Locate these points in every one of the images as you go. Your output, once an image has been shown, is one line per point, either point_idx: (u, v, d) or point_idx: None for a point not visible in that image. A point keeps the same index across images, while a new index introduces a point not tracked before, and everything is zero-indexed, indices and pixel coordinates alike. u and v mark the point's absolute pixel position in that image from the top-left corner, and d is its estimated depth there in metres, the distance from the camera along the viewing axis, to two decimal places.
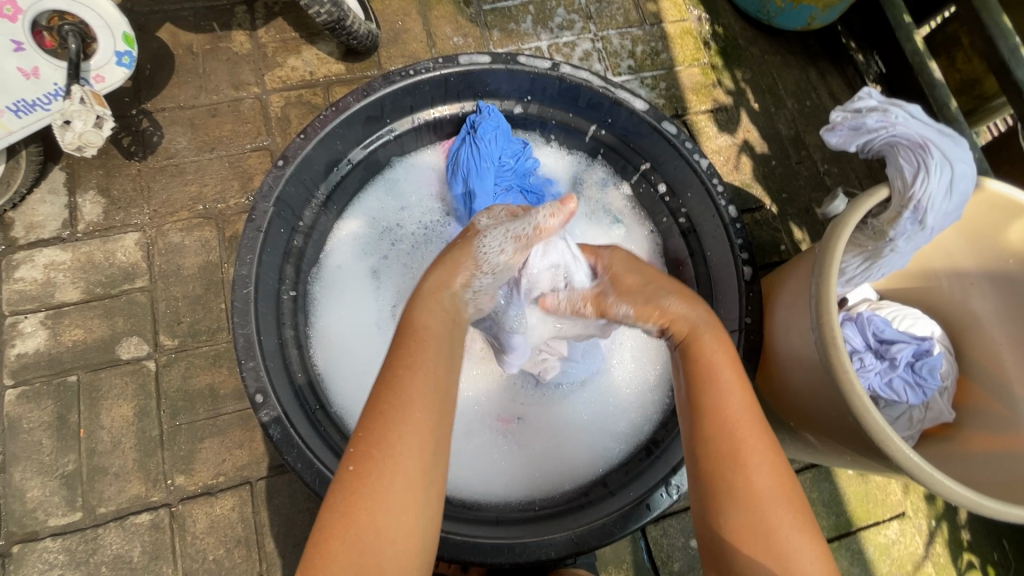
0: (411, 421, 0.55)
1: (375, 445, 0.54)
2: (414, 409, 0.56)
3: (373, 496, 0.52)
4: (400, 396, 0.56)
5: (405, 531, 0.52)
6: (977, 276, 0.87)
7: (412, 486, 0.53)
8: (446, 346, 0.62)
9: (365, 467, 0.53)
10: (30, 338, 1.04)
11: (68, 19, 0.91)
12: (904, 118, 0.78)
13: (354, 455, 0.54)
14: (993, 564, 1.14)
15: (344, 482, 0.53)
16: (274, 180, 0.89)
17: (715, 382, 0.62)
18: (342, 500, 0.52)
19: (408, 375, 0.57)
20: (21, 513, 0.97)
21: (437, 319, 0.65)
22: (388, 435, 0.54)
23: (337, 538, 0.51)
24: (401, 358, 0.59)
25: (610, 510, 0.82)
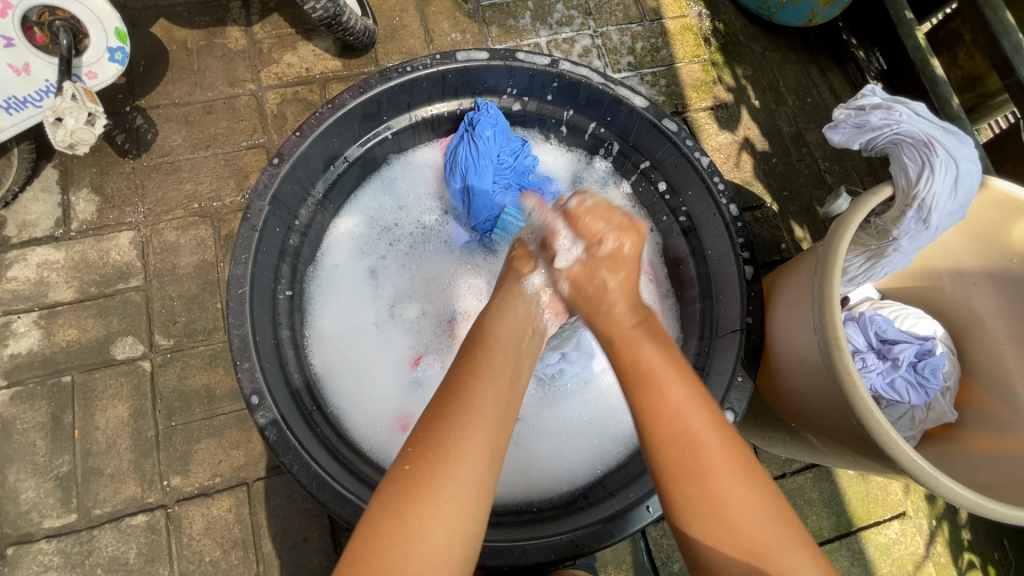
0: (471, 427, 0.56)
1: (432, 448, 0.55)
2: (473, 416, 0.57)
3: (422, 499, 0.52)
4: (465, 402, 0.58)
5: (450, 538, 0.52)
6: (980, 276, 0.87)
7: (464, 491, 0.54)
8: (509, 361, 0.65)
9: (420, 468, 0.54)
10: (23, 338, 1.03)
11: (59, 15, 0.89)
12: (908, 115, 0.77)
13: (411, 455, 0.55)
14: (994, 563, 1.13)
15: (397, 480, 0.54)
16: (269, 178, 0.88)
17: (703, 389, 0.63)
18: (394, 498, 0.53)
19: (475, 382, 0.60)
20: (16, 515, 0.96)
21: (508, 329, 0.69)
22: (448, 439, 0.55)
23: (388, 535, 0.51)
24: (469, 366, 0.62)
25: (611, 512, 0.81)
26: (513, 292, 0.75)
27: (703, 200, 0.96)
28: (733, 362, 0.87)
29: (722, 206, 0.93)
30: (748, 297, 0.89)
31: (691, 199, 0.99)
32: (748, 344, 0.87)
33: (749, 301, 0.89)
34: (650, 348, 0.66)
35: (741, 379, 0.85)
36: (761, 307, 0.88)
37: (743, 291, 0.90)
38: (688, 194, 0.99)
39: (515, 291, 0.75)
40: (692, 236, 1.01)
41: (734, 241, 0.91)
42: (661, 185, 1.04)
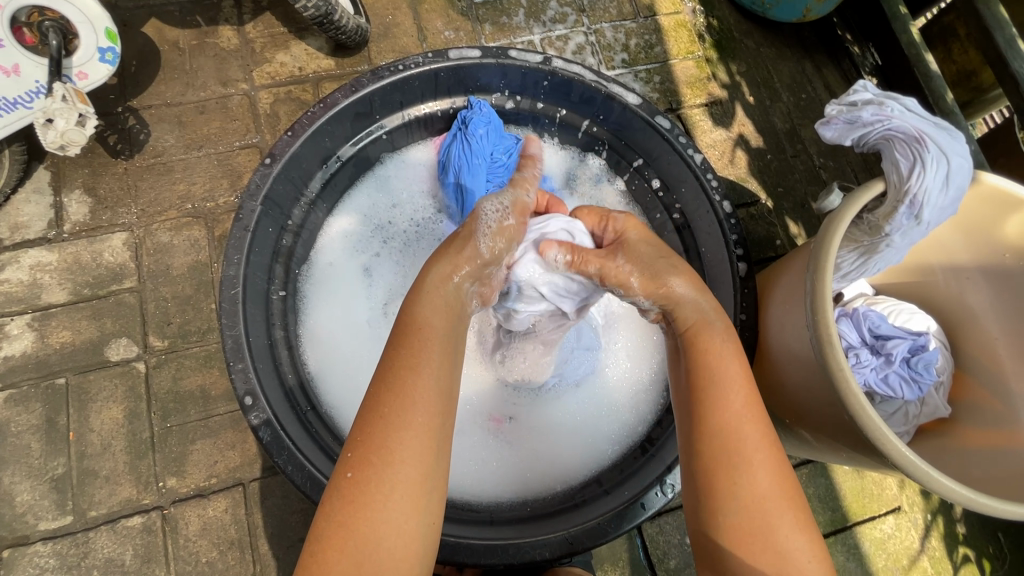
0: (411, 426, 0.55)
1: (371, 451, 0.54)
2: (413, 414, 0.56)
3: (368, 505, 0.52)
4: (402, 400, 0.56)
5: (402, 541, 0.52)
6: (972, 271, 0.87)
7: (412, 490, 0.54)
8: (446, 348, 0.61)
9: (363, 474, 0.53)
10: (17, 340, 1.03)
11: (49, 15, 0.89)
12: (899, 111, 0.77)
13: (351, 461, 0.54)
14: (989, 557, 1.14)
15: (341, 488, 0.53)
16: (261, 178, 0.87)
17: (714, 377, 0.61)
18: (339, 507, 0.52)
19: (410, 376, 0.57)
20: (11, 518, 0.96)
21: (440, 315, 0.64)
22: (390, 440, 0.54)
23: (335, 547, 0.51)
24: (402, 357, 0.59)
25: (606, 509, 0.81)
26: (446, 274, 0.67)
27: (697, 197, 0.96)
28: None
29: (716, 202, 0.93)
30: (742, 293, 0.89)
31: (685, 197, 0.99)
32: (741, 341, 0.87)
33: (743, 297, 0.89)
34: (719, 325, 0.65)
35: None
36: (754, 303, 0.88)
37: (736, 288, 0.90)
38: (681, 191, 0.99)
39: (445, 274, 0.67)
40: (686, 233, 1.00)
41: (728, 238, 0.92)
42: (654, 182, 1.04)
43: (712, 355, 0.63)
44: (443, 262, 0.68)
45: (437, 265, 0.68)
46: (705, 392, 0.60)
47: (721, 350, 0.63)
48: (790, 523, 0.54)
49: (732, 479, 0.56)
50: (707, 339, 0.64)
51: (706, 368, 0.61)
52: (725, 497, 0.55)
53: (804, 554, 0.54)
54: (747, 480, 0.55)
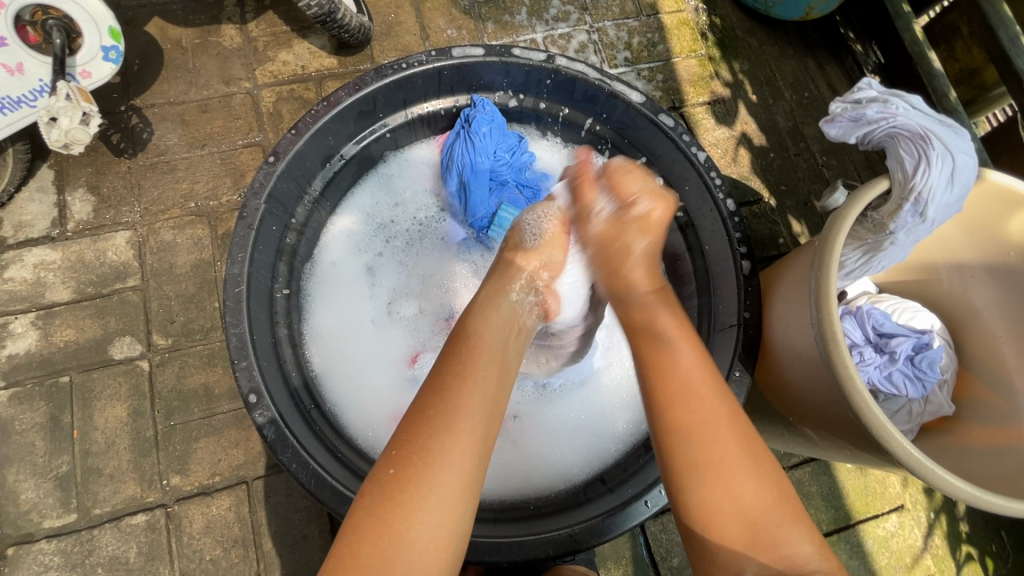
0: (456, 429, 0.56)
1: (415, 451, 0.55)
2: (460, 419, 0.57)
3: (407, 504, 0.52)
4: (451, 403, 0.58)
5: (436, 544, 0.52)
6: (977, 269, 0.87)
7: (450, 495, 0.54)
8: (496, 361, 0.64)
9: (404, 472, 0.54)
10: (21, 339, 1.03)
11: (51, 14, 0.89)
12: (904, 108, 0.77)
13: (396, 459, 0.55)
14: (992, 555, 1.14)
15: (382, 484, 0.54)
16: (265, 176, 0.87)
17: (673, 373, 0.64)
18: (379, 503, 0.53)
19: (461, 383, 0.60)
20: (16, 516, 0.96)
21: (494, 329, 0.68)
22: (434, 442, 0.55)
23: (371, 542, 0.51)
24: (454, 365, 0.61)
25: (610, 507, 0.81)
26: (497, 290, 0.74)
27: (700, 195, 0.96)
28: (730, 358, 0.87)
29: (720, 200, 0.93)
30: (746, 291, 0.88)
31: (688, 195, 0.99)
32: (745, 340, 0.86)
33: (747, 295, 0.88)
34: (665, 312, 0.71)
35: (739, 374, 0.85)
36: (758, 301, 0.88)
37: (740, 286, 0.89)
38: (685, 189, 0.99)
39: (499, 290, 0.74)
40: (689, 231, 1.00)
41: (731, 236, 0.91)
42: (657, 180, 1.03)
43: (671, 362, 0.65)
44: (495, 281, 0.76)
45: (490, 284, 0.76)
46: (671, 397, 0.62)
47: (679, 355, 0.66)
48: (778, 516, 0.58)
49: (717, 477, 0.58)
50: (659, 349, 0.67)
51: (669, 371, 0.64)
52: (708, 492, 0.58)
53: (798, 543, 0.56)
54: (730, 476, 0.58)
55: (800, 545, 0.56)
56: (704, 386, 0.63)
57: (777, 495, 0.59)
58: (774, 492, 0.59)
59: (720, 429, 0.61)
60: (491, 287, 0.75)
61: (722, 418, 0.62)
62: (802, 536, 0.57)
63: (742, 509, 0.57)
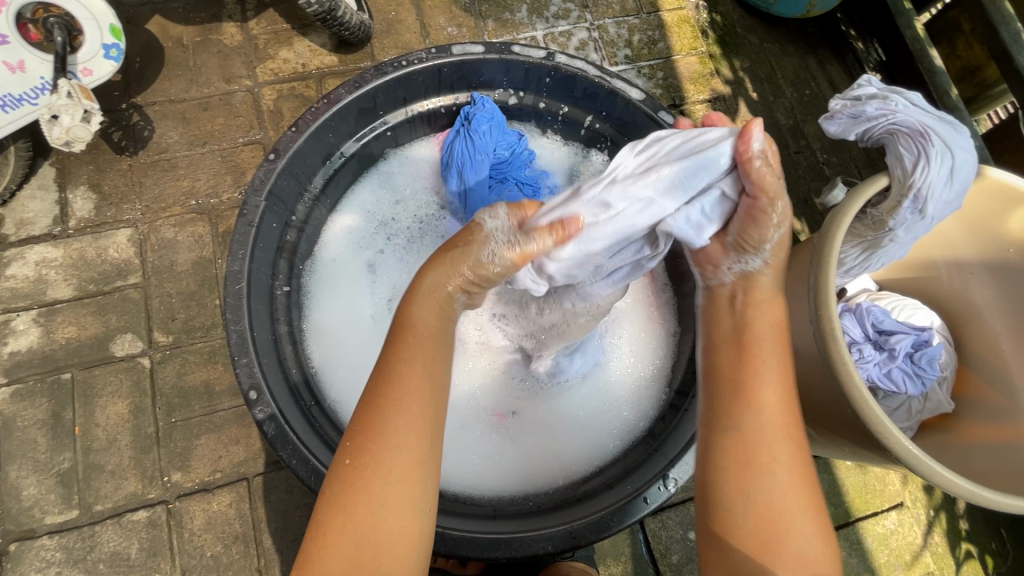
0: (397, 417, 0.55)
1: (366, 440, 0.54)
2: (405, 406, 0.55)
3: (363, 493, 0.52)
4: (388, 392, 0.56)
5: (398, 525, 0.52)
6: (976, 266, 0.87)
7: (405, 479, 0.53)
8: (428, 343, 0.61)
9: (359, 461, 0.53)
10: (23, 336, 1.03)
11: (53, 11, 0.90)
12: (904, 105, 0.76)
13: (350, 450, 0.54)
14: (991, 553, 1.14)
15: (341, 475, 0.54)
16: (265, 173, 0.88)
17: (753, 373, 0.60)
18: (337, 494, 0.53)
19: (397, 371, 0.57)
20: (18, 512, 0.96)
21: (432, 312, 0.64)
22: (386, 429, 0.54)
23: (335, 532, 0.51)
24: (391, 350, 0.59)
25: (608, 504, 0.81)
26: (435, 278, 0.66)
27: None
28: None
29: None
30: None
31: None
32: None
33: None
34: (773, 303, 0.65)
35: None
36: None
37: None
38: None
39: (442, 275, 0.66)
40: None
41: None
42: None
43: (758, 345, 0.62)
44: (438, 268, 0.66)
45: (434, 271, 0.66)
46: (743, 382, 0.60)
47: (767, 347, 0.62)
48: (805, 516, 0.54)
49: (752, 470, 0.55)
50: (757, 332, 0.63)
51: (746, 352, 0.62)
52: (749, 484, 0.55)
53: (809, 540, 0.53)
54: (767, 451, 0.56)
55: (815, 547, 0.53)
56: (772, 375, 0.60)
57: (811, 498, 0.55)
58: (810, 497, 0.55)
59: (770, 425, 0.57)
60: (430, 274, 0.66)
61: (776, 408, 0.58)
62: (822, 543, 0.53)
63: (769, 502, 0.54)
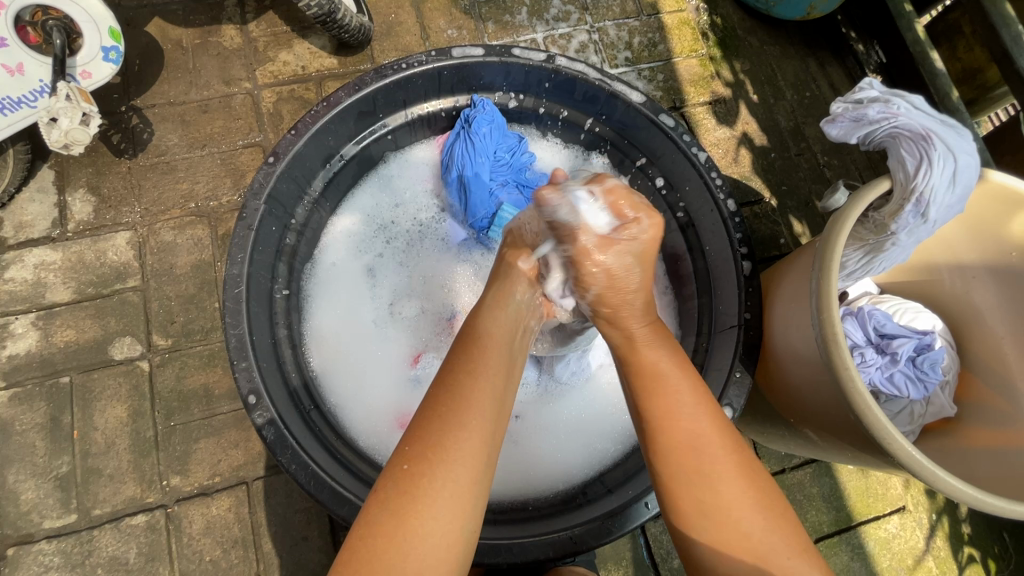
0: (468, 429, 0.55)
1: (430, 449, 0.54)
2: (472, 416, 0.56)
3: (422, 500, 0.52)
4: (464, 403, 0.57)
5: (446, 540, 0.52)
6: (979, 269, 0.86)
7: (463, 494, 0.53)
8: (506, 358, 0.63)
9: (419, 467, 0.53)
10: (21, 339, 1.03)
11: (52, 14, 0.89)
12: (906, 109, 0.76)
13: (410, 457, 0.54)
14: (994, 557, 1.13)
15: (397, 482, 0.53)
16: (265, 177, 0.87)
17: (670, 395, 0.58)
18: (392, 502, 0.52)
19: (473, 381, 0.58)
20: (16, 516, 0.96)
21: (504, 327, 0.66)
22: (452, 441, 0.54)
23: (385, 539, 0.51)
24: (465, 363, 0.60)
25: (609, 509, 0.81)
26: (506, 291, 0.70)
27: (701, 195, 0.96)
28: (731, 358, 0.86)
29: (721, 201, 0.92)
30: (746, 292, 0.88)
31: (689, 195, 0.98)
32: (746, 340, 0.86)
33: (748, 296, 0.88)
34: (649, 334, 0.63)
35: (739, 375, 0.84)
36: (759, 302, 0.88)
37: (740, 286, 0.89)
38: (685, 189, 0.98)
39: (505, 293, 0.69)
40: (690, 231, 1.00)
41: (732, 236, 0.91)
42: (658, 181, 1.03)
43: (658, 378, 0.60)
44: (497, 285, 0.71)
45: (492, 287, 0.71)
46: (666, 415, 0.58)
47: (668, 386, 0.59)
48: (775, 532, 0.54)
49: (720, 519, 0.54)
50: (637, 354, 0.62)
51: (657, 387, 0.59)
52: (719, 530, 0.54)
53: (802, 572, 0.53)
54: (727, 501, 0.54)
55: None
56: (685, 390, 0.59)
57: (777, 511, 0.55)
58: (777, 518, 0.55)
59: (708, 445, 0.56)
60: (498, 287, 0.70)
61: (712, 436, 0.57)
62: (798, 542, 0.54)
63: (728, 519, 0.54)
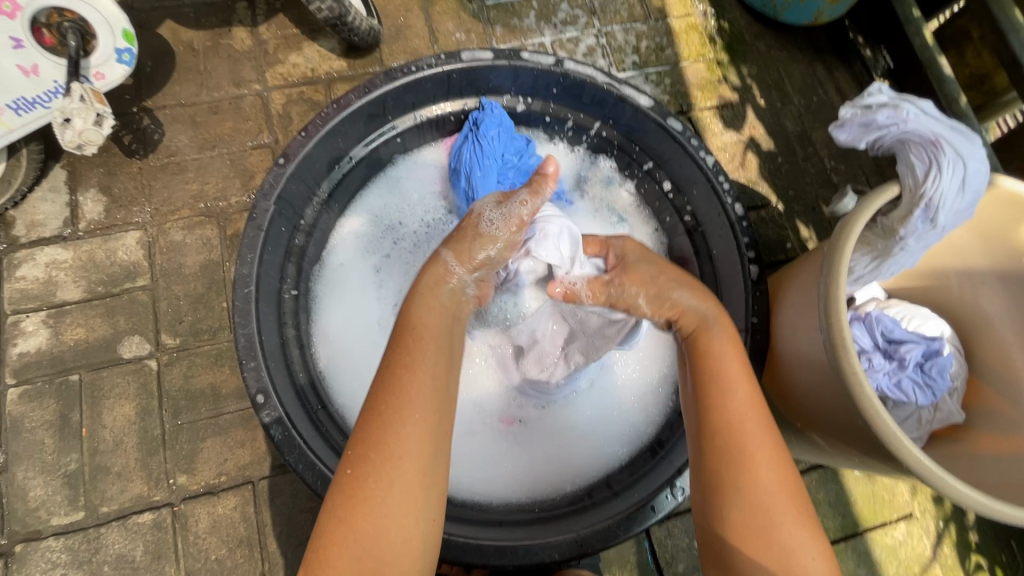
0: (409, 423, 0.57)
1: (371, 449, 0.55)
2: (411, 411, 0.57)
3: (368, 500, 0.53)
4: (398, 397, 0.57)
5: (404, 538, 0.54)
6: (987, 275, 0.86)
7: (411, 488, 0.55)
8: (441, 350, 0.63)
9: (361, 470, 0.55)
10: (31, 337, 1.04)
11: (68, 16, 0.89)
12: (916, 114, 0.75)
13: (352, 459, 0.56)
14: (1002, 565, 1.12)
15: (344, 484, 0.55)
16: (275, 178, 0.88)
17: (727, 397, 0.62)
18: (342, 504, 0.54)
19: (406, 376, 0.59)
20: (24, 513, 0.96)
21: (436, 315, 0.67)
22: (390, 439, 0.56)
23: (337, 541, 0.53)
24: (399, 357, 0.61)
25: (616, 512, 0.81)
26: (436, 278, 0.71)
27: (709, 199, 0.96)
28: None
29: (728, 205, 0.93)
30: (753, 296, 0.90)
31: (696, 200, 0.99)
32: (753, 344, 0.88)
33: (754, 301, 0.90)
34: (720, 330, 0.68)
35: None
36: (766, 308, 0.89)
37: (748, 290, 0.91)
38: (693, 193, 0.99)
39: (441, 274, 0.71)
40: (697, 235, 1.00)
41: (739, 241, 0.91)
42: (666, 184, 1.04)
43: (715, 362, 0.65)
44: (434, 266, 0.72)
45: (429, 268, 0.72)
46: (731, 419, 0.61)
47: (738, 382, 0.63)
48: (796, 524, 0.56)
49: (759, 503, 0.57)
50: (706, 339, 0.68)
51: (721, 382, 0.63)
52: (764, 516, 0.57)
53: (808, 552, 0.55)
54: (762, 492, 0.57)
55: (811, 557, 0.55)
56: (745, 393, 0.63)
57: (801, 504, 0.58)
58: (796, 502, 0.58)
59: (761, 436, 0.60)
60: (430, 274, 0.71)
61: (765, 427, 0.61)
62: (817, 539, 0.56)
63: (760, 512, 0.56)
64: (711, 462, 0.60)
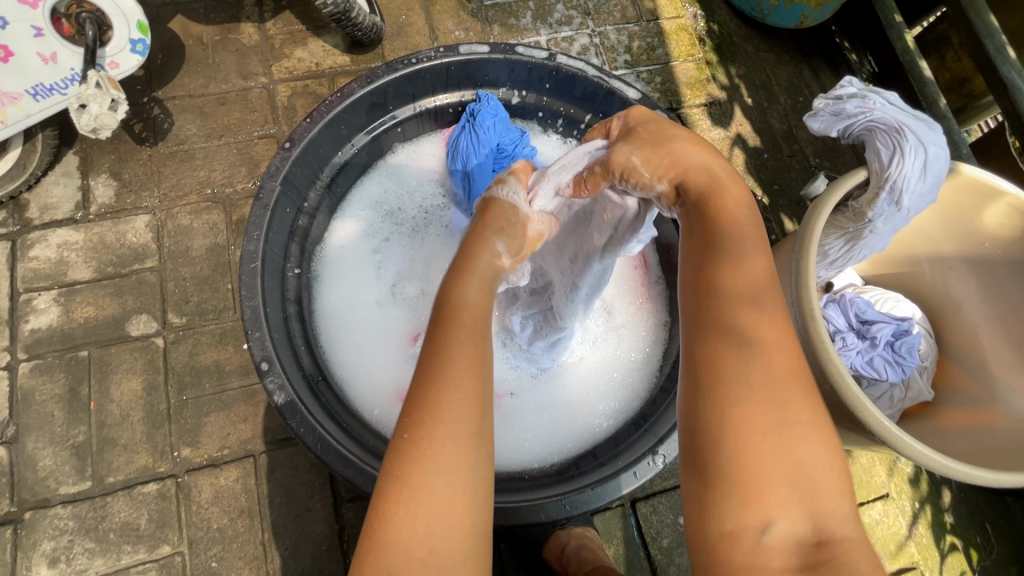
0: (460, 386, 0.49)
1: (427, 411, 0.48)
2: (464, 374, 0.50)
3: (424, 467, 0.46)
4: (445, 360, 0.51)
5: (453, 494, 0.46)
6: (956, 261, 0.91)
7: (465, 450, 0.48)
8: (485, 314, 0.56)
9: (418, 432, 0.48)
10: (43, 314, 1.08)
11: (85, 7, 0.94)
12: (881, 104, 0.81)
13: (407, 423, 0.48)
14: (976, 547, 1.16)
15: (400, 449, 0.48)
16: (281, 161, 0.92)
17: (740, 265, 0.51)
18: (396, 466, 0.47)
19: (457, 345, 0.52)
20: (34, 481, 1.00)
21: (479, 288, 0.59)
22: (441, 400, 0.49)
23: (397, 506, 0.46)
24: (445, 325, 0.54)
25: (598, 478, 0.85)
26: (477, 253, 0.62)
27: None
28: None
29: None
30: None
31: None
32: None
33: None
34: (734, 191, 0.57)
35: None
36: None
37: None
38: None
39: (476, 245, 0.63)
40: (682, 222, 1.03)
41: None
42: None
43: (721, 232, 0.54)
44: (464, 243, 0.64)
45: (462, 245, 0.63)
46: (742, 298, 0.49)
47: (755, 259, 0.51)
48: (815, 446, 0.44)
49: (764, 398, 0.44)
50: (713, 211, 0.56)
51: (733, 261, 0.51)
52: (757, 412, 0.44)
53: (819, 462, 0.44)
54: (773, 390, 0.44)
55: (829, 477, 0.44)
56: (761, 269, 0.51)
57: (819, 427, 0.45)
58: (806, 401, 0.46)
59: (770, 333, 0.47)
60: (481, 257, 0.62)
61: (779, 328, 0.48)
62: (844, 494, 0.44)
63: (763, 415, 0.44)
64: (712, 357, 0.47)
